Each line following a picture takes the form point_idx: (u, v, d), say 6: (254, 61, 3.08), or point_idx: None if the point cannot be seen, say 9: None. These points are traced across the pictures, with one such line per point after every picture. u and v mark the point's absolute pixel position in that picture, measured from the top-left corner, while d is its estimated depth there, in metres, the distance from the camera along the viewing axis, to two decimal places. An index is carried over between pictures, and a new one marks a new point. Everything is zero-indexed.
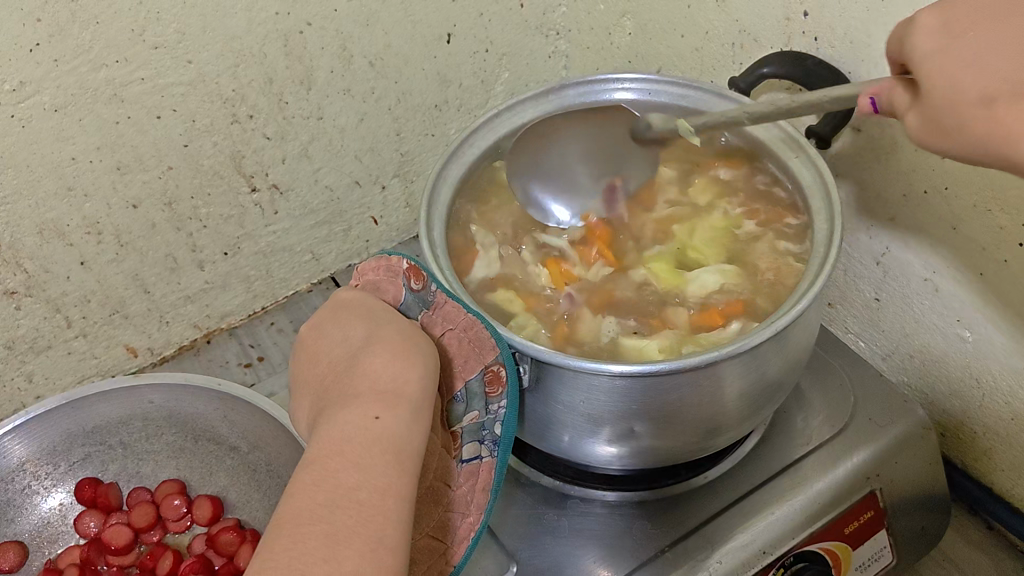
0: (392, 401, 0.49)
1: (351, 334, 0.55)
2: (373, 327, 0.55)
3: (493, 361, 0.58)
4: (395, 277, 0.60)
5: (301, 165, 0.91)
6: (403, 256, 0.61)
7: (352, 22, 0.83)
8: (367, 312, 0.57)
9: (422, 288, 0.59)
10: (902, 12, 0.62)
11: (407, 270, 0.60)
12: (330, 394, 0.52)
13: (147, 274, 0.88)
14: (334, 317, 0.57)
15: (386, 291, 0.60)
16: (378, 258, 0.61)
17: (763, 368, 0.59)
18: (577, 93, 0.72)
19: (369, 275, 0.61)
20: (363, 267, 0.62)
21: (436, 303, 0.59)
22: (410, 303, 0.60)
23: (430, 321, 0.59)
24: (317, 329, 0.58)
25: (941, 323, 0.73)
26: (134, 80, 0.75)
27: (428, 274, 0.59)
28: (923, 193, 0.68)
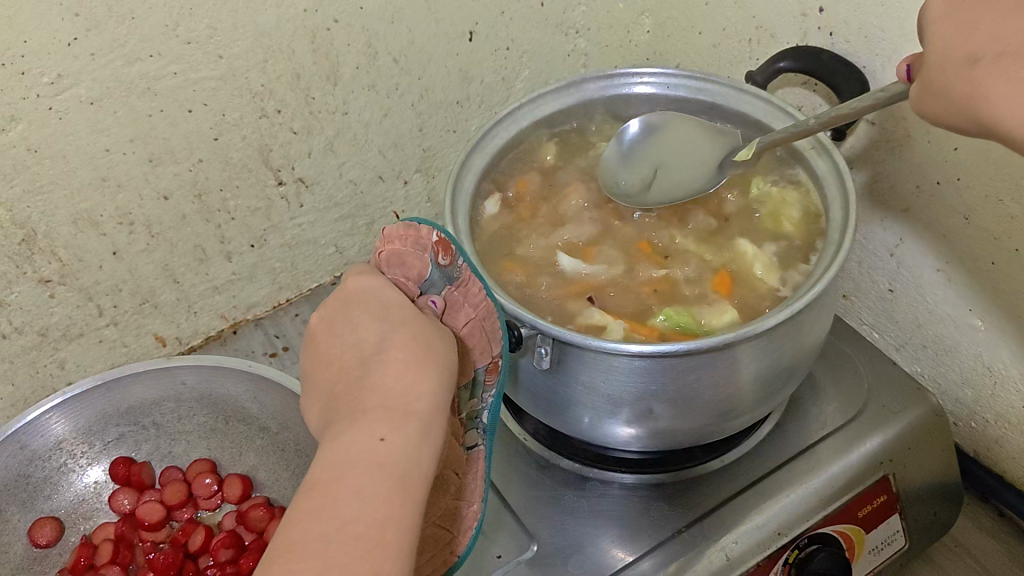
0: (402, 422, 0.46)
1: (363, 333, 0.50)
2: (387, 328, 0.51)
3: (499, 353, 0.57)
4: (423, 250, 0.56)
5: (326, 160, 0.93)
6: (433, 227, 0.57)
7: (376, 20, 0.86)
8: (382, 309, 0.52)
9: (449, 265, 0.56)
10: (916, 8, 0.64)
11: (435, 244, 0.56)
12: (339, 406, 0.48)
13: (176, 265, 0.90)
14: (343, 310, 0.52)
15: (410, 266, 0.56)
16: (407, 227, 0.57)
17: (778, 352, 0.61)
18: (597, 87, 0.75)
19: (396, 244, 0.56)
20: (390, 233, 0.57)
21: (461, 280, 0.57)
22: (435, 279, 0.57)
23: (452, 299, 0.56)
24: (325, 324, 0.52)
25: (954, 313, 0.74)
26: (166, 74, 0.77)
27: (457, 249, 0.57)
28: (937, 184, 0.69)
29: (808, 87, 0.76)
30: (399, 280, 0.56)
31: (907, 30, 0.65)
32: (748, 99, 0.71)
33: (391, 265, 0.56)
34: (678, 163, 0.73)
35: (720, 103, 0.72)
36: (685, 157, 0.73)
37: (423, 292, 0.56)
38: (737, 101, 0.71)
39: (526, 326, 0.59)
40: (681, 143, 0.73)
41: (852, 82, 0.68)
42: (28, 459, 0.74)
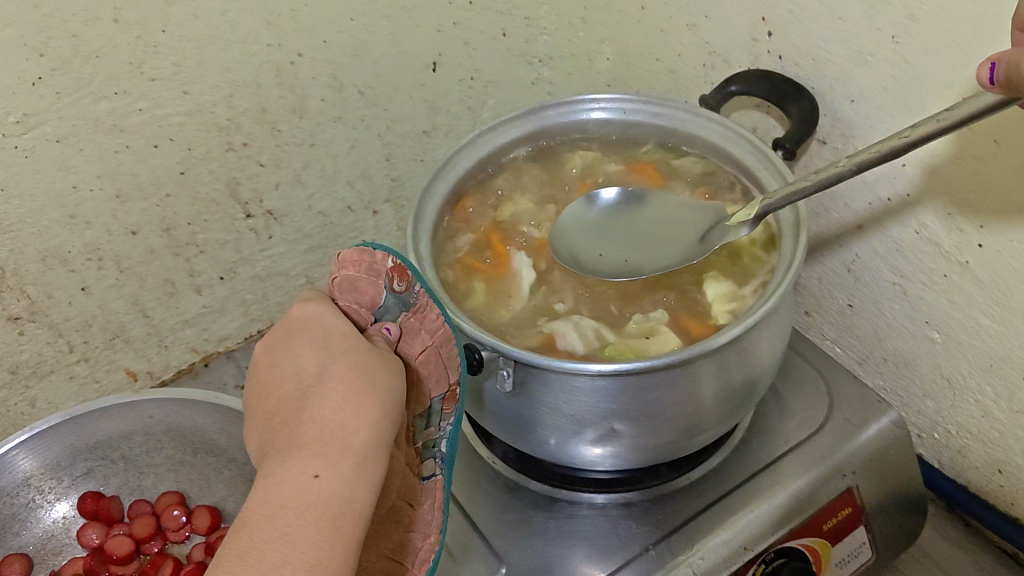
0: (337, 455, 0.45)
1: (303, 364, 0.51)
2: (327, 357, 0.51)
3: (455, 381, 0.59)
4: (376, 276, 0.58)
5: (294, 192, 0.94)
6: (388, 253, 0.58)
7: (341, 53, 0.87)
8: (324, 335, 0.53)
9: (405, 291, 0.58)
10: (859, 30, 0.65)
11: (390, 270, 0.58)
12: (277, 437, 0.48)
13: (146, 299, 0.91)
14: (286, 338, 0.54)
15: (364, 293, 0.58)
16: (362, 252, 0.58)
17: (736, 365, 0.62)
18: (557, 113, 0.76)
19: (348, 269, 0.57)
20: (345, 258, 0.58)
21: (418, 306, 0.58)
22: (390, 305, 0.58)
23: (408, 325, 0.58)
24: (269, 354, 0.53)
25: (912, 326, 0.76)
26: (132, 111, 0.78)
27: (412, 276, 0.58)
28: (888, 200, 0.71)
29: (762, 110, 0.77)
30: (353, 305, 0.58)
31: (852, 52, 0.67)
32: (703, 122, 0.73)
33: (344, 289, 0.58)
34: (665, 236, 0.70)
35: (675, 127, 0.74)
36: (671, 232, 0.70)
37: (379, 318, 0.58)
38: (693, 124, 0.73)
39: (488, 349, 0.60)
40: (672, 217, 0.71)
41: (802, 104, 0.69)
42: None
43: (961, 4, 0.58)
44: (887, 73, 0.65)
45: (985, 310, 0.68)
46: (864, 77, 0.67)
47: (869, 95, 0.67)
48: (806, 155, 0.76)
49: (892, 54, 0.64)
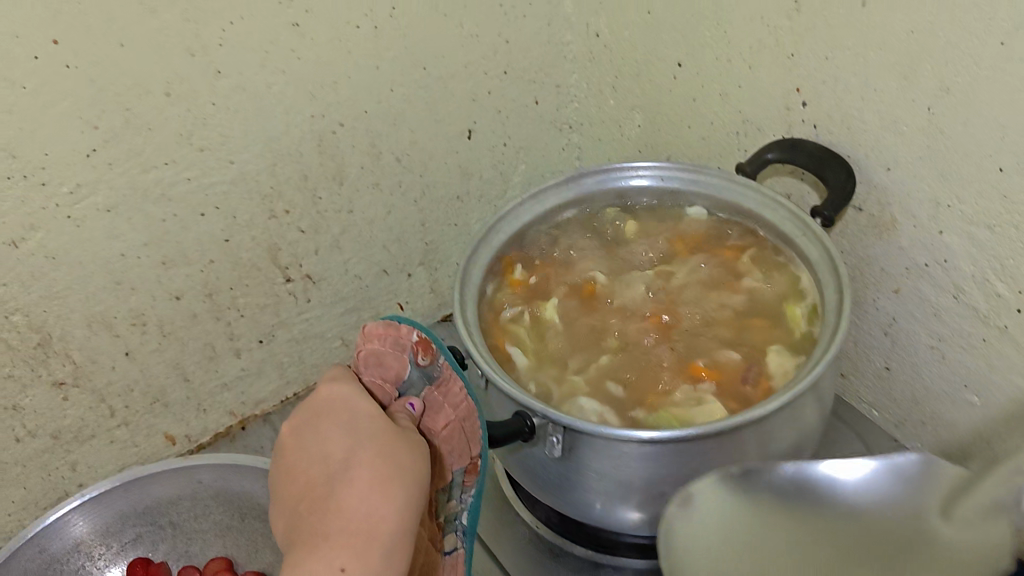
0: (362, 544, 0.51)
1: (330, 453, 0.56)
2: (352, 445, 0.56)
3: (477, 454, 0.61)
4: (402, 351, 0.62)
5: (332, 256, 0.96)
6: (412, 327, 0.62)
7: (379, 122, 0.90)
8: (348, 421, 0.58)
9: (429, 364, 0.62)
10: (894, 101, 0.67)
11: (414, 344, 0.62)
12: (307, 524, 0.54)
13: (186, 363, 0.92)
14: (313, 423, 0.59)
15: (389, 366, 0.62)
16: (388, 326, 0.63)
17: (781, 433, 0.63)
18: (594, 181, 0.78)
19: (373, 343, 0.62)
20: (369, 331, 0.63)
21: (441, 379, 0.62)
22: (414, 379, 0.62)
23: (431, 397, 0.62)
24: (298, 440, 0.59)
25: (949, 389, 0.76)
26: (180, 180, 0.80)
27: (436, 350, 0.62)
28: (925, 265, 0.72)
29: (796, 175, 0.78)
30: (380, 378, 0.63)
31: (887, 120, 0.69)
32: (740, 189, 0.75)
33: (370, 364, 0.63)
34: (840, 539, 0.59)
35: (713, 193, 0.76)
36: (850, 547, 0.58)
37: (405, 391, 0.63)
38: (729, 192, 0.75)
39: (538, 416, 0.61)
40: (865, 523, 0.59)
41: (839, 171, 0.71)
42: (48, 561, 0.77)
43: (995, 77, 0.60)
44: (922, 142, 0.67)
45: None
46: (900, 147, 0.69)
47: (905, 163, 0.69)
48: (841, 221, 0.77)
49: (927, 123, 0.66)
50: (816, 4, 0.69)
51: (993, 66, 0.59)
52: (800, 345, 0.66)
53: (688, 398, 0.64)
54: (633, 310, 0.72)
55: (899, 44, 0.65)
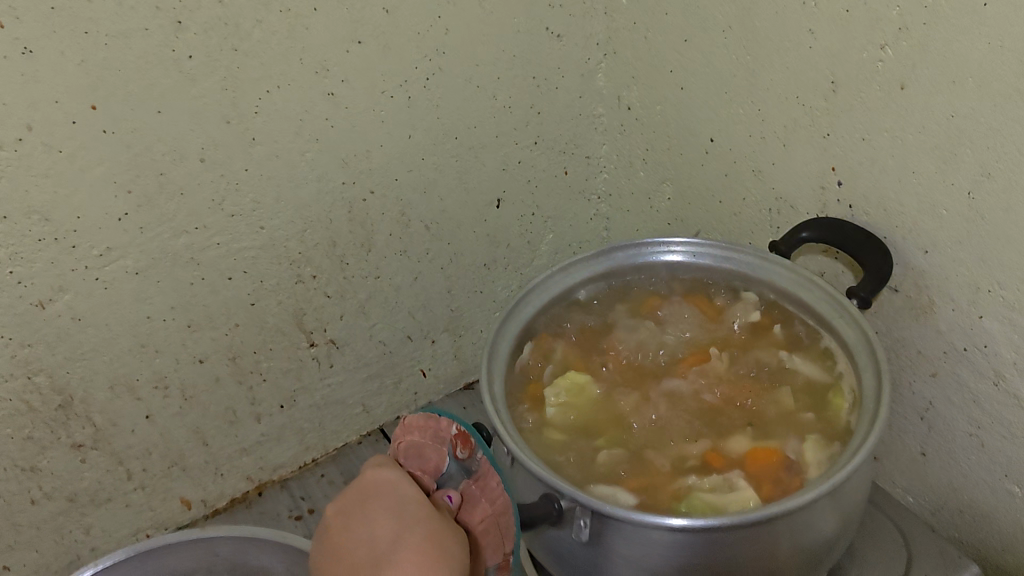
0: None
1: (377, 533, 0.57)
2: (401, 528, 0.57)
3: (511, 549, 0.60)
4: (441, 443, 0.64)
5: (357, 323, 0.95)
6: (453, 422, 0.65)
7: (410, 190, 0.90)
8: (397, 505, 0.59)
9: (468, 457, 0.63)
10: (932, 184, 0.66)
11: (454, 437, 0.64)
12: None
13: (206, 428, 0.91)
14: (360, 503, 0.60)
15: (429, 458, 0.63)
16: (429, 419, 0.65)
17: (816, 522, 0.61)
18: (625, 255, 0.77)
19: (414, 435, 0.64)
20: (410, 424, 0.65)
21: (479, 473, 0.63)
22: (452, 472, 0.63)
23: (469, 490, 0.62)
24: (343, 518, 0.59)
25: (989, 478, 0.73)
26: (210, 245, 0.80)
27: (474, 443, 0.64)
28: (963, 350, 0.70)
29: (830, 255, 0.77)
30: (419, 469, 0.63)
31: (925, 204, 0.68)
32: (773, 268, 0.75)
33: (409, 454, 0.64)
34: None
35: (745, 272, 0.76)
36: None
37: (443, 483, 0.63)
38: (763, 270, 0.75)
39: (566, 499, 0.60)
40: None
41: (876, 253, 0.70)
42: None
43: None
44: (962, 227, 0.66)
45: None
46: (938, 231, 0.68)
47: (944, 247, 0.68)
48: (876, 302, 0.76)
49: (968, 208, 0.65)
50: (853, 86, 0.69)
51: None
52: (835, 430, 0.65)
53: (721, 482, 0.62)
54: (664, 384, 0.71)
55: (938, 128, 0.64)
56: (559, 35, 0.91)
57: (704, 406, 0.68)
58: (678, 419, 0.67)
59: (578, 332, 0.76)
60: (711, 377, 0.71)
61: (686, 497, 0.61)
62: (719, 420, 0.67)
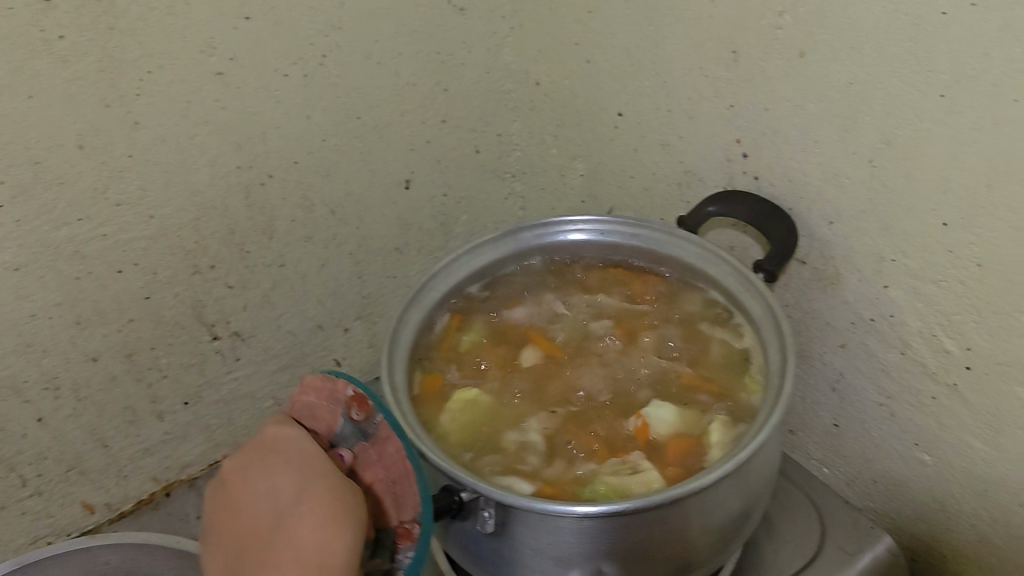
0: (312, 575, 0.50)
1: (279, 490, 0.56)
2: (300, 481, 0.55)
3: (410, 517, 0.54)
4: (336, 403, 0.60)
5: (262, 313, 0.91)
6: (348, 382, 0.60)
7: (311, 173, 0.86)
8: (294, 460, 0.57)
9: (361, 418, 0.58)
10: (834, 154, 0.65)
11: (348, 398, 0.59)
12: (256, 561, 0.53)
13: (105, 428, 0.86)
14: (262, 463, 0.58)
15: (321, 419, 0.61)
16: (326, 379, 0.61)
17: (723, 500, 0.60)
18: (532, 235, 0.75)
19: (309, 395, 0.61)
20: (308, 383, 0.61)
21: (376, 437, 0.57)
22: (347, 434, 0.59)
23: (363, 454, 0.57)
24: (251, 477, 0.58)
25: (901, 447, 0.73)
26: (96, 236, 0.76)
27: (369, 404, 0.58)
28: (870, 320, 0.70)
29: (739, 228, 0.76)
30: (315, 431, 0.61)
31: (828, 174, 0.67)
32: (681, 243, 0.73)
33: (305, 416, 0.61)
34: None
35: (652, 247, 0.74)
36: None
37: (337, 444, 0.59)
38: (671, 246, 0.73)
39: (467, 491, 0.57)
40: None
41: (781, 226, 0.68)
42: None
43: (936, 130, 0.58)
44: (863, 196, 0.65)
45: (977, 433, 0.65)
46: (842, 200, 0.67)
47: (849, 216, 0.67)
48: (784, 275, 0.75)
49: (869, 177, 0.64)
50: (753, 55, 0.67)
51: (934, 120, 0.58)
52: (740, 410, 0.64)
53: (627, 466, 0.61)
54: (572, 367, 0.69)
55: (838, 96, 0.63)
56: (462, 9, 0.88)
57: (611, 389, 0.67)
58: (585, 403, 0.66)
59: (486, 316, 0.74)
60: (619, 359, 0.69)
61: (590, 483, 0.60)
62: (627, 401, 0.66)
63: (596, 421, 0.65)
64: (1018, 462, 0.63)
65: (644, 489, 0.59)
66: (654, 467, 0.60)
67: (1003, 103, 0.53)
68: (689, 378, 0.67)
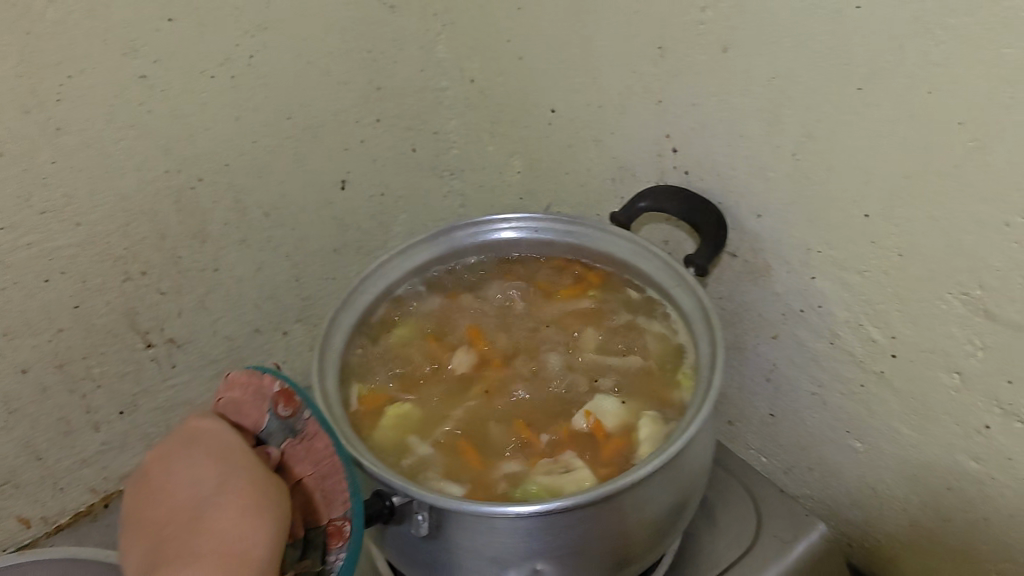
0: (234, 568, 0.49)
1: (200, 479, 0.54)
2: (225, 473, 0.54)
3: (340, 514, 0.56)
4: (262, 399, 0.60)
5: (198, 318, 0.90)
6: (275, 377, 0.60)
7: (243, 175, 0.85)
8: (220, 453, 0.56)
9: (291, 415, 0.59)
10: (760, 148, 0.66)
11: (276, 394, 0.59)
12: (170, 547, 0.51)
13: (39, 441, 0.84)
14: (182, 453, 0.57)
15: (247, 414, 0.60)
16: (251, 374, 0.60)
17: (656, 496, 0.60)
18: (466, 235, 0.76)
19: (234, 391, 0.60)
20: (233, 379, 0.61)
21: (305, 434, 0.58)
22: (274, 430, 0.59)
23: (292, 450, 0.58)
24: (166, 465, 0.57)
25: (833, 435, 0.74)
26: (20, 246, 0.74)
27: (299, 401, 0.59)
28: (800, 311, 0.70)
29: (672, 223, 0.77)
30: (238, 426, 0.60)
31: (754, 167, 0.67)
32: (613, 239, 0.74)
33: (226, 412, 0.60)
34: None
35: (584, 244, 0.75)
36: None
37: (264, 440, 0.60)
38: (603, 242, 0.74)
39: (399, 495, 0.57)
40: None
41: (710, 221, 0.69)
42: None
43: (855, 123, 0.58)
44: (789, 188, 0.65)
45: (904, 419, 0.67)
46: (769, 193, 0.67)
47: (776, 209, 0.67)
48: (717, 268, 0.76)
49: (794, 170, 0.64)
50: (679, 51, 0.68)
51: (853, 112, 0.58)
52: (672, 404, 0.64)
53: (560, 464, 0.61)
54: (507, 365, 0.69)
55: (761, 90, 0.63)
56: (392, 6, 0.87)
57: (546, 386, 0.67)
58: (520, 401, 0.66)
59: (421, 317, 0.74)
60: (553, 356, 0.70)
61: (523, 483, 0.60)
62: (561, 399, 0.66)
63: (531, 420, 0.65)
64: (944, 447, 0.64)
65: (576, 488, 0.59)
66: (586, 464, 0.61)
67: (917, 94, 0.53)
68: (622, 373, 0.68)
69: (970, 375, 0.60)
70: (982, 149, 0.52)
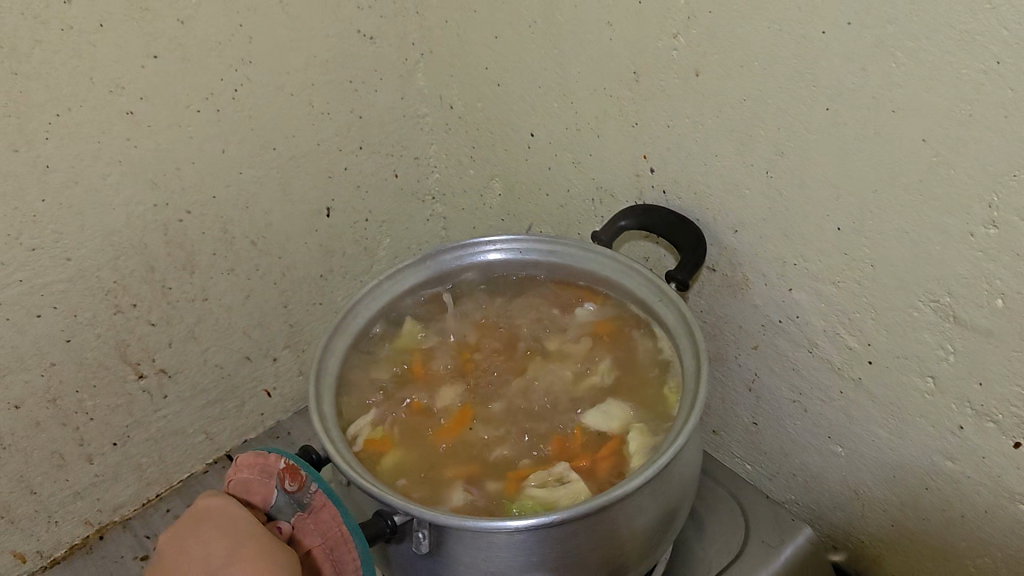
0: None
1: (214, 553, 0.56)
2: (235, 543, 0.56)
3: None
4: (268, 477, 0.61)
5: (188, 348, 0.91)
6: (281, 454, 0.62)
7: (230, 206, 0.86)
8: (228, 525, 0.57)
9: (297, 489, 0.60)
10: (733, 166, 0.69)
11: (282, 470, 0.61)
12: None
13: (32, 475, 0.85)
14: (189, 529, 0.58)
15: (256, 492, 0.61)
16: (256, 455, 0.62)
17: (647, 506, 0.62)
18: (452, 257, 0.78)
19: (240, 472, 0.61)
20: (240, 461, 0.62)
21: (312, 507, 0.60)
22: (283, 505, 0.61)
23: (302, 524, 0.60)
24: (175, 542, 0.57)
25: (815, 441, 0.76)
26: (11, 282, 0.74)
27: (304, 475, 0.60)
28: (779, 321, 0.73)
29: (652, 240, 0.79)
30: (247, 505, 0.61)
31: (729, 185, 0.70)
32: (596, 257, 0.76)
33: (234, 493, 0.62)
34: None
35: (568, 262, 0.77)
36: None
37: (274, 516, 0.61)
38: (586, 259, 0.76)
39: (400, 514, 0.58)
40: None
41: (689, 236, 0.71)
42: None
43: (825, 140, 0.61)
44: (763, 205, 0.68)
45: (881, 423, 0.69)
46: (744, 208, 0.70)
47: (752, 224, 0.70)
48: (698, 282, 0.78)
49: (767, 186, 0.67)
50: (653, 75, 0.70)
51: (820, 130, 0.61)
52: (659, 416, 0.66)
53: (553, 477, 0.63)
54: (497, 385, 0.71)
55: (733, 111, 0.66)
56: (371, 37, 0.89)
57: (536, 403, 0.69)
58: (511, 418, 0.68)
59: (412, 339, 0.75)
60: (542, 373, 0.72)
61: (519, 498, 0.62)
62: (552, 416, 0.68)
63: (523, 437, 0.67)
64: (921, 449, 0.67)
65: (569, 500, 0.60)
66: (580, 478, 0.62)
67: (882, 112, 0.56)
68: (609, 388, 0.70)
69: (943, 379, 0.62)
70: (945, 163, 0.54)
